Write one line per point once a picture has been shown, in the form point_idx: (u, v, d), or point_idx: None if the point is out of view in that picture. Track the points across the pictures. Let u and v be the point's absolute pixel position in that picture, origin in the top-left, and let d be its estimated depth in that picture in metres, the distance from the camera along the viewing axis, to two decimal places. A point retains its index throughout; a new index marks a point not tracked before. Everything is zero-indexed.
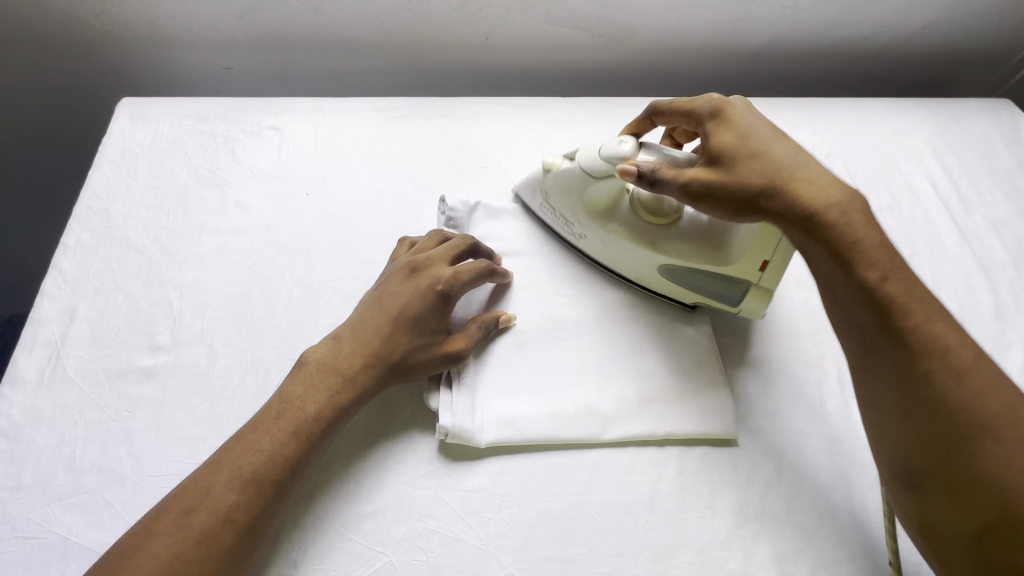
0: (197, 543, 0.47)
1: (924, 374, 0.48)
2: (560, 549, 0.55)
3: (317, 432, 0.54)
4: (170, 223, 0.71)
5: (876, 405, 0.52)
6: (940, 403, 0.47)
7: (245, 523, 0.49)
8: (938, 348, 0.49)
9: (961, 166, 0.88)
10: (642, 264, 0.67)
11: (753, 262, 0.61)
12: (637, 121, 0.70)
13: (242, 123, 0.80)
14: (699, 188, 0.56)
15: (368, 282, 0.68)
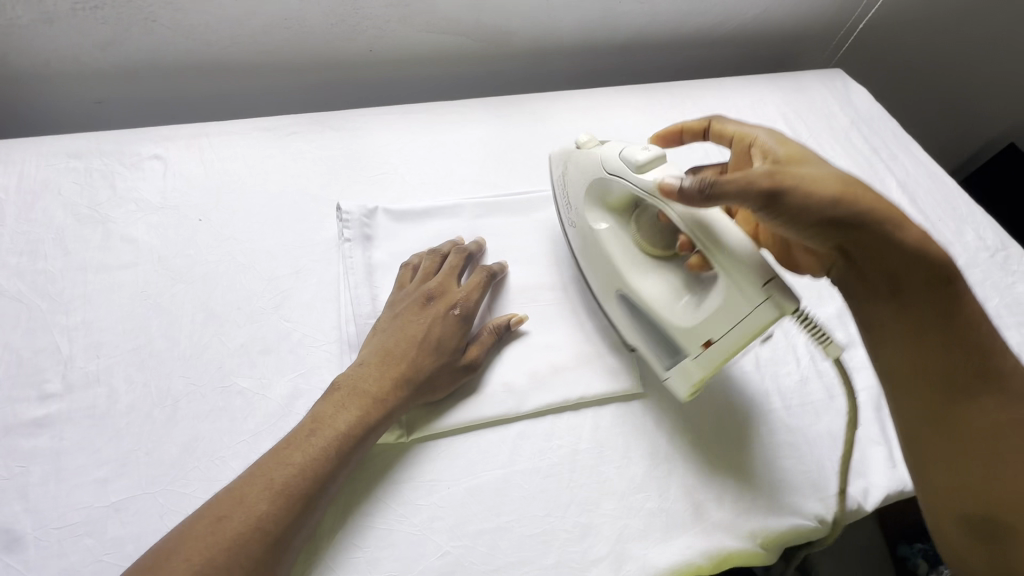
0: (258, 532, 0.48)
1: (1000, 410, 0.51)
2: (493, 519, 0.58)
3: (356, 441, 0.56)
4: (49, 266, 0.67)
5: (948, 425, 0.52)
6: (1017, 436, 0.49)
7: (271, 535, 0.48)
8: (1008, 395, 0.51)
9: (807, 128, 1.02)
10: (609, 279, 0.67)
11: (696, 334, 0.58)
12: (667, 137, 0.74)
13: (119, 156, 0.77)
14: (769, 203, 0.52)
15: (274, 298, 0.68)
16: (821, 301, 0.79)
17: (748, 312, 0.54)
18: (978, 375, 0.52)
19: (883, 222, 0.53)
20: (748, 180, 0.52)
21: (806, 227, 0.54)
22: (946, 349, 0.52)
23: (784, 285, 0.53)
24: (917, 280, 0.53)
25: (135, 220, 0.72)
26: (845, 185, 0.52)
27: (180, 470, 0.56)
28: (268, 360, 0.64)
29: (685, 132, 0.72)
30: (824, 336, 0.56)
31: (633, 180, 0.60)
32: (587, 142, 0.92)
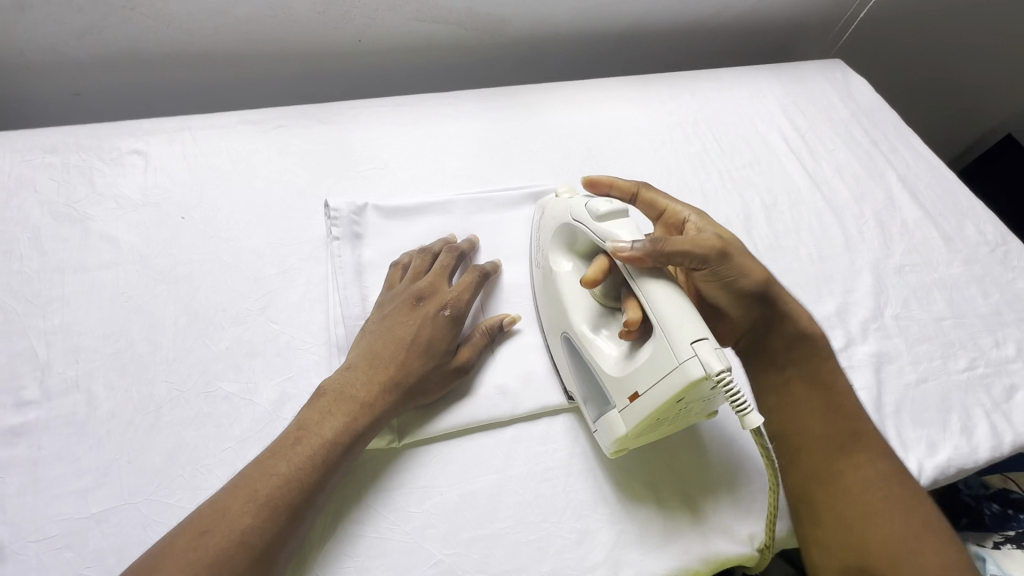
0: (242, 546, 0.46)
1: (878, 481, 0.55)
2: (486, 526, 0.56)
3: (341, 448, 0.54)
4: (25, 267, 0.64)
5: (835, 485, 0.56)
6: (892, 502, 0.54)
7: (258, 548, 0.47)
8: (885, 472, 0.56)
9: (807, 120, 1.00)
10: (556, 319, 0.65)
11: (625, 385, 0.55)
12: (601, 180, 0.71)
13: (98, 150, 0.75)
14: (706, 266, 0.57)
15: (260, 299, 0.66)
16: (820, 298, 0.78)
17: (672, 369, 0.51)
18: (851, 438, 0.57)
19: (787, 300, 0.62)
20: (700, 243, 0.57)
21: (734, 293, 0.60)
22: (825, 412, 0.59)
23: (717, 349, 0.50)
24: (808, 351, 0.63)
25: (115, 218, 0.70)
26: (764, 268, 0.62)
27: (163, 480, 0.54)
28: (253, 364, 0.62)
29: (614, 189, 0.70)
30: (743, 404, 0.48)
31: (590, 228, 0.61)
32: (582, 135, 0.90)
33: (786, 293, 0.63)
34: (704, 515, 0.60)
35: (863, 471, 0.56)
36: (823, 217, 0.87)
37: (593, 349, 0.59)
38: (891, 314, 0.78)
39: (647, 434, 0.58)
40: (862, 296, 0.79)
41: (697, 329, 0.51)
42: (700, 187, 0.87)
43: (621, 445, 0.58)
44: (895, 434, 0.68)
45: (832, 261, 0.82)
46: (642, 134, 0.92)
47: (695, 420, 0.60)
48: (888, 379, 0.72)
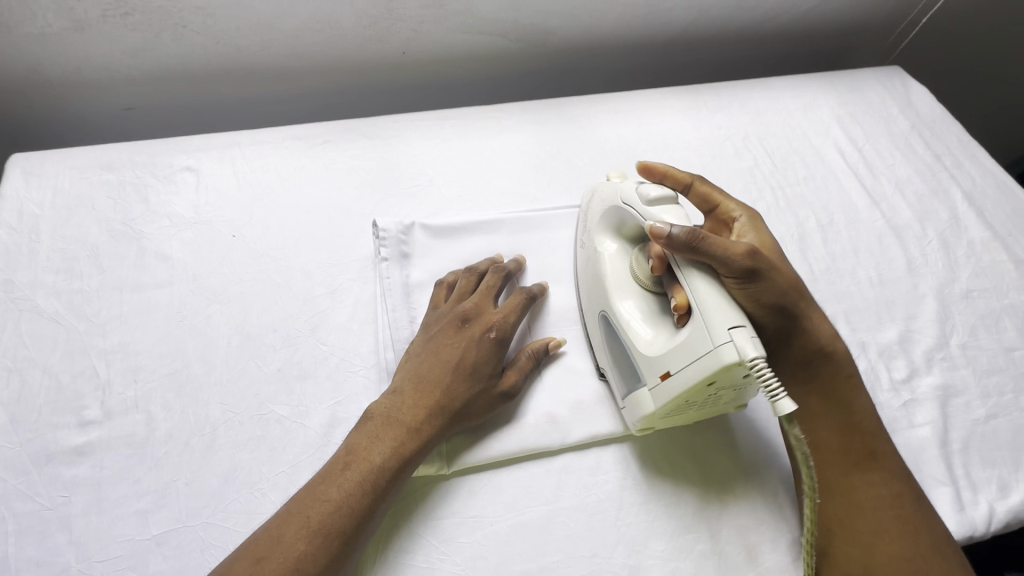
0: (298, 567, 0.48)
1: (890, 485, 0.56)
2: (537, 559, 0.56)
3: (386, 479, 0.54)
4: (86, 285, 0.66)
5: (852, 489, 0.57)
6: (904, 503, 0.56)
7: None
8: (895, 474, 0.57)
9: (863, 133, 0.95)
10: (596, 299, 0.66)
11: (658, 364, 0.56)
12: (662, 167, 0.68)
13: (152, 168, 0.76)
14: (740, 275, 0.54)
15: (311, 320, 0.66)
16: (880, 325, 0.75)
17: (706, 352, 0.51)
18: (868, 456, 0.58)
19: (812, 316, 0.59)
20: (729, 253, 0.53)
21: (761, 309, 0.56)
22: (844, 427, 0.59)
23: (752, 338, 0.51)
24: (826, 369, 0.60)
25: (169, 236, 0.71)
26: (795, 281, 0.58)
27: (219, 503, 0.55)
28: (304, 387, 0.62)
29: (667, 178, 0.67)
30: (773, 392, 0.48)
31: (640, 213, 0.61)
32: (628, 150, 0.88)
33: (814, 308, 0.60)
34: (759, 557, 0.58)
35: (875, 475, 0.57)
36: (882, 238, 0.83)
37: (630, 323, 0.60)
38: (957, 343, 0.74)
39: (675, 415, 0.59)
40: (927, 323, 0.76)
41: (735, 316, 0.52)
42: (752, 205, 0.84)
43: (647, 423, 0.59)
44: (962, 473, 0.65)
45: (893, 285, 0.79)
46: (690, 150, 0.89)
47: (729, 408, 0.61)
48: (954, 413, 0.69)
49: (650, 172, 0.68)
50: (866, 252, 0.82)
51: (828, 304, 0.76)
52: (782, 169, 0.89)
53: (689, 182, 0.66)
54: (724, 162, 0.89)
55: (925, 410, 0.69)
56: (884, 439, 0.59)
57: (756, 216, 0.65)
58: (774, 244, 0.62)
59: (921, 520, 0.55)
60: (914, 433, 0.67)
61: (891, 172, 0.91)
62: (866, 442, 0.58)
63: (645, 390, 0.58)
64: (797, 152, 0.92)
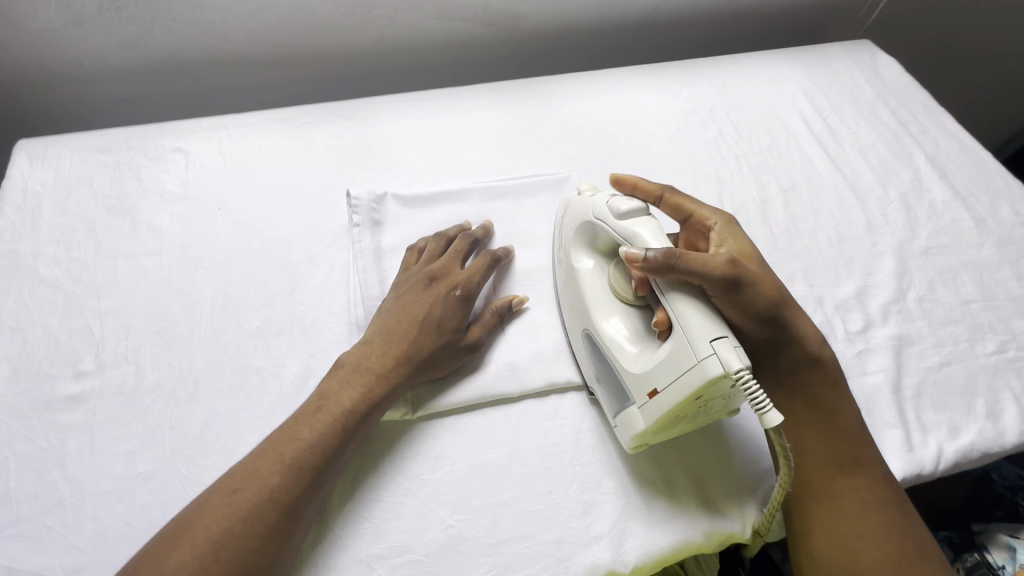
0: (272, 498, 0.51)
1: (879, 499, 0.57)
2: (495, 495, 0.59)
3: (356, 420, 0.58)
4: (83, 254, 0.72)
5: (838, 499, 0.57)
6: (892, 515, 0.56)
7: (285, 506, 0.51)
8: (881, 486, 0.58)
9: (830, 103, 0.98)
10: (578, 320, 0.66)
11: (643, 381, 0.56)
12: (638, 181, 0.68)
13: (145, 150, 0.81)
14: (723, 288, 0.55)
15: (288, 282, 0.71)
16: (837, 281, 0.77)
17: (690, 366, 0.51)
18: (853, 460, 0.58)
19: (799, 322, 0.61)
20: (710, 266, 0.54)
21: (748, 319, 0.58)
22: (832, 434, 0.59)
23: (735, 348, 0.51)
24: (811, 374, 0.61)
25: (159, 210, 0.76)
26: (780, 286, 0.60)
27: (199, 444, 0.60)
28: (281, 342, 0.67)
29: (638, 190, 0.68)
30: (761, 403, 0.49)
31: (612, 227, 0.62)
32: (594, 123, 0.91)
33: (800, 314, 0.61)
34: (711, 496, 0.61)
35: (860, 487, 0.57)
36: (843, 201, 0.86)
37: (613, 336, 0.61)
38: (913, 298, 0.76)
39: (665, 432, 0.58)
40: (884, 279, 0.78)
41: (718, 327, 0.52)
42: (715, 172, 0.87)
43: (639, 442, 0.59)
44: (914, 417, 0.67)
45: (852, 245, 0.81)
46: (657, 123, 0.92)
47: (719, 415, 0.59)
48: (907, 361, 0.71)
49: (629, 185, 0.69)
50: (827, 214, 0.84)
51: (787, 263, 0.79)
52: (747, 138, 0.92)
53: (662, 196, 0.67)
54: (689, 133, 0.92)
55: (878, 358, 0.71)
56: (867, 447, 0.59)
57: (732, 220, 0.65)
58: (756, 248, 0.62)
59: (909, 532, 0.55)
60: (867, 380, 0.69)
61: (856, 139, 0.93)
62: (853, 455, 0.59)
63: (632, 411, 0.58)
64: (763, 121, 0.94)
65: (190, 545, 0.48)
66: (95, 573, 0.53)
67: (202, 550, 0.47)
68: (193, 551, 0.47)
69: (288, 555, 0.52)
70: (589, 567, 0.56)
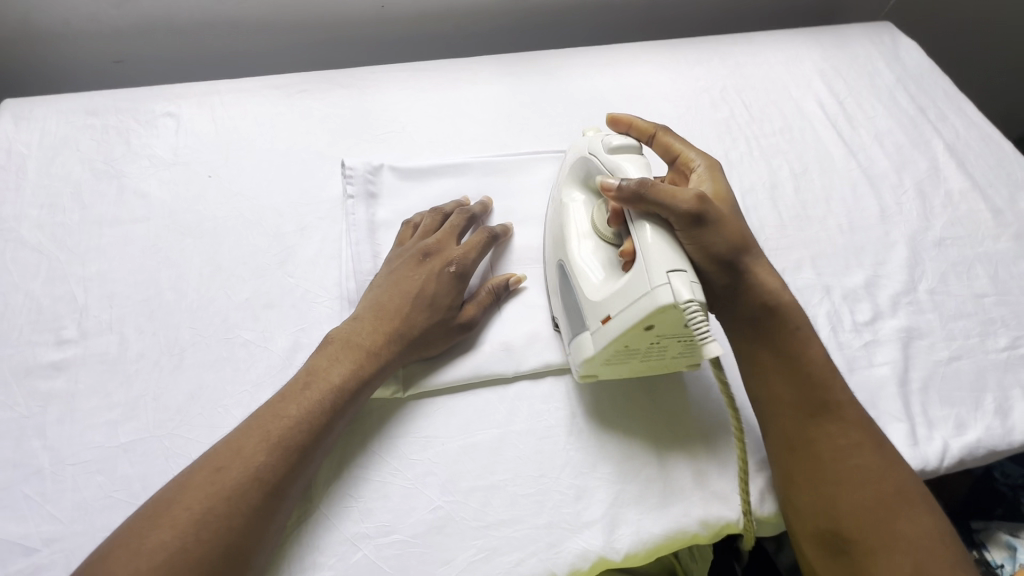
0: (258, 474, 0.49)
1: (852, 441, 0.55)
2: (486, 477, 0.58)
3: (345, 398, 0.56)
4: (67, 219, 0.69)
5: (808, 444, 0.55)
6: (865, 454, 0.54)
7: (271, 485, 0.50)
8: (855, 430, 0.55)
9: (846, 86, 0.94)
10: (556, 248, 0.65)
11: (599, 308, 0.55)
12: (635, 119, 0.68)
13: (134, 113, 0.79)
14: (687, 221, 0.53)
15: (279, 254, 0.69)
16: (847, 270, 0.75)
17: (643, 293, 0.50)
18: (822, 406, 0.56)
19: (761, 271, 0.58)
20: (675, 198, 0.53)
21: (706, 260, 0.55)
22: (796, 380, 0.57)
23: (691, 283, 0.49)
24: (782, 330, 0.58)
25: (148, 175, 0.74)
26: (745, 235, 0.57)
27: (183, 416, 0.58)
28: (270, 315, 0.65)
29: (633, 129, 0.67)
30: (702, 333, 0.47)
31: (603, 160, 0.61)
32: (601, 99, 0.88)
33: (766, 266, 0.58)
34: (705, 484, 0.59)
35: (833, 432, 0.55)
36: (856, 187, 0.83)
37: (579, 263, 0.60)
38: (925, 289, 0.74)
39: (618, 363, 0.57)
40: (895, 269, 0.75)
41: (677, 260, 0.51)
42: (725, 154, 0.84)
43: (589, 369, 0.58)
44: (920, 411, 0.65)
45: (864, 233, 0.78)
46: (666, 102, 0.89)
47: (681, 366, 0.59)
48: (916, 354, 0.69)
49: (626, 122, 0.68)
50: (839, 201, 0.81)
51: (796, 250, 0.76)
52: (759, 119, 0.89)
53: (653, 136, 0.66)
54: (699, 112, 0.88)
55: (885, 350, 0.69)
56: (838, 394, 0.57)
57: (718, 166, 0.64)
58: (734, 199, 0.60)
59: (887, 472, 0.53)
60: (873, 373, 0.67)
61: (873, 124, 0.90)
62: (824, 402, 0.56)
63: (586, 334, 0.57)
64: (776, 102, 0.91)
65: (170, 525, 0.45)
66: (72, 543, 0.51)
67: (182, 530, 0.45)
68: (173, 531, 0.45)
69: (272, 535, 0.50)
70: (579, 553, 0.55)
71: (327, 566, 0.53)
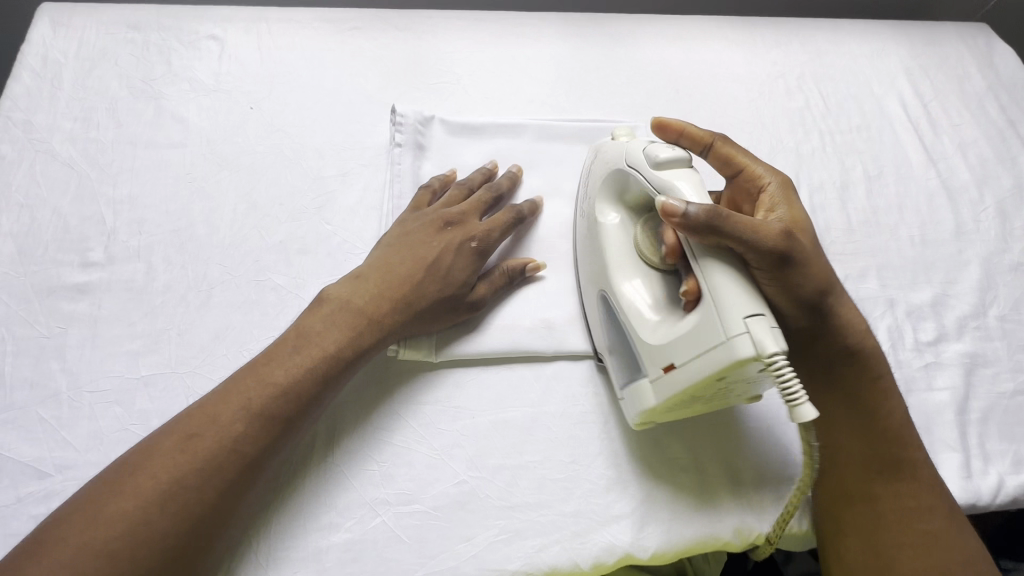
0: (236, 444, 0.46)
1: (924, 505, 0.50)
2: (515, 457, 0.55)
3: (337, 367, 0.52)
4: (100, 136, 0.66)
5: (873, 502, 0.51)
6: (935, 519, 0.50)
7: (248, 459, 0.46)
8: (925, 493, 0.51)
9: (933, 88, 0.87)
10: (595, 277, 0.58)
11: (662, 355, 0.49)
12: (689, 126, 0.60)
13: (177, 31, 0.74)
14: (772, 260, 0.47)
15: (318, 198, 0.65)
16: (914, 285, 0.70)
17: (717, 343, 0.44)
18: (894, 464, 0.52)
19: (845, 312, 0.53)
20: (760, 233, 0.46)
21: (790, 302, 0.50)
22: (867, 435, 0.52)
23: (772, 329, 0.43)
24: (849, 368, 0.53)
25: (187, 99, 0.70)
26: (830, 271, 0.52)
27: (205, 356, 0.55)
28: (304, 261, 0.61)
29: (684, 137, 0.60)
30: (792, 394, 0.42)
31: (647, 175, 0.53)
32: (668, 73, 0.82)
33: (846, 302, 0.53)
34: (716, 497, 0.55)
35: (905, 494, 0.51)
36: (932, 198, 0.77)
37: (628, 299, 0.54)
38: (995, 316, 0.69)
39: (679, 409, 0.52)
40: (965, 290, 0.70)
41: (755, 302, 0.44)
42: (796, 146, 0.78)
43: (645, 418, 0.53)
44: (977, 443, 0.61)
45: (936, 248, 0.73)
46: (738, 83, 0.83)
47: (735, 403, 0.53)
48: (978, 382, 0.65)
49: (677, 130, 0.61)
50: (912, 210, 0.76)
51: (862, 257, 0.71)
52: (835, 113, 0.83)
53: (711, 143, 0.59)
54: (772, 98, 0.82)
55: (946, 375, 0.64)
56: (914, 448, 0.53)
57: (789, 185, 0.57)
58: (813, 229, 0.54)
59: (959, 543, 0.49)
60: (932, 396, 0.63)
61: (957, 132, 0.83)
62: (898, 457, 0.52)
63: (641, 384, 0.52)
64: (854, 98, 0.84)
65: (134, 492, 0.43)
66: (84, 473, 0.49)
67: (146, 501, 0.43)
68: (136, 501, 0.42)
69: (245, 507, 0.48)
70: (606, 547, 0.52)
71: (344, 529, 0.51)
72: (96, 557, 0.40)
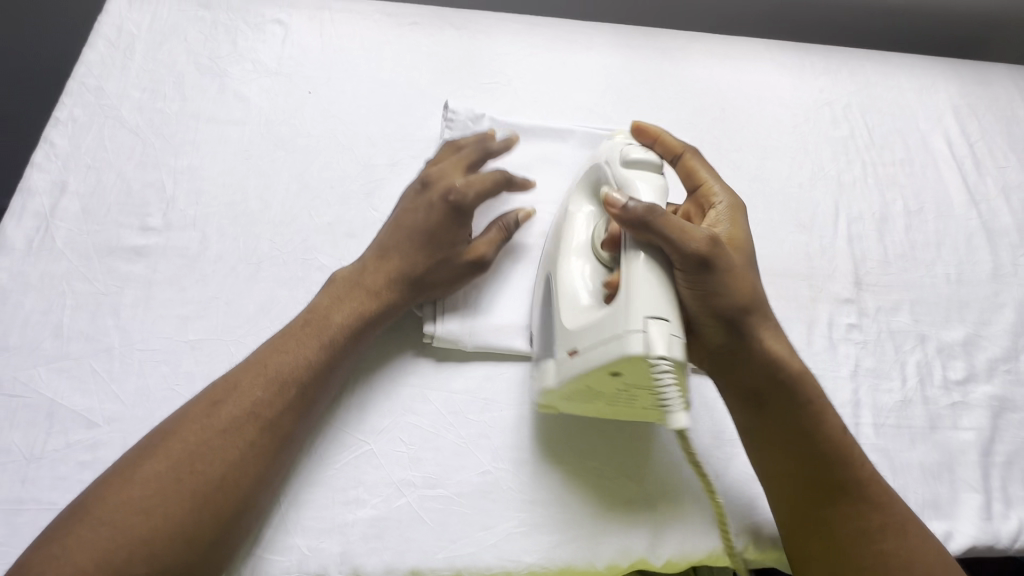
0: (256, 405, 0.48)
1: (874, 526, 0.49)
2: (539, 452, 0.56)
3: (347, 337, 0.54)
4: (166, 107, 0.68)
5: (823, 527, 0.50)
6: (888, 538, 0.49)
7: (268, 422, 0.48)
8: (877, 513, 0.50)
9: (981, 129, 0.87)
10: (546, 262, 0.59)
11: (568, 338, 0.50)
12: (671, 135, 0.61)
13: (244, 14, 0.77)
14: (690, 265, 0.48)
15: (366, 184, 0.67)
16: (946, 323, 0.70)
17: (614, 335, 0.45)
18: (843, 486, 0.50)
19: (770, 337, 0.53)
20: (687, 236, 0.48)
21: (707, 314, 0.50)
22: (816, 457, 0.51)
23: (670, 335, 0.44)
24: (780, 397, 0.52)
25: (249, 79, 0.72)
26: (754, 291, 0.52)
27: (249, 327, 0.57)
28: (349, 243, 0.63)
29: (658, 144, 0.61)
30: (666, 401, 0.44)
31: (616, 175, 0.55)
32: (715, 92, 0.83)
33: (772, 329, 0.53)
34: (728, 508, 0.56)
35: (856, 520, 0.50)
36: (971, 238, 0.77)
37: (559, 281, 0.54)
38: None
39: (579, 400, 0.53)
40: (998, 333, 0.70)
41: (663, 306, 0.45)
42: (837, 175, 0.79)
43: (549, 399, 0.54)
44: (999, 486, 0.61)
45: (971, 287, 0.73)
46: (785, 108, 0.83)
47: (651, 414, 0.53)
48: (1004, 425, 0.64)
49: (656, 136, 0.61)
50: (950, 248, 0.76)
51: (895, 290, 0.71)
52: (879, 145, 0.83)
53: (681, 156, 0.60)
54: (817, 125, 0.83)
55: (973, 415, 0.64)
56: (863, 467, 0.51)
57: (741, 209, 0.57)
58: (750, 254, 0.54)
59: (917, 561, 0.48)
60: (956, 435, 0.63)
61: (1001, 175, 0.83)
62: (846, 481, 0.51)
63: (548, 367, 0.53)
64: (900, 132, 0.84)
65: (165, 456, 0.45)
66: (130, 427, 0.52)
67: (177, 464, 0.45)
68: (167, 462, 0.45)
69: (276, 476, 0.49)
70: (618, 550, 0.53)
71: (370, 505, 0.52)
72: (134, 514, 0.42)
